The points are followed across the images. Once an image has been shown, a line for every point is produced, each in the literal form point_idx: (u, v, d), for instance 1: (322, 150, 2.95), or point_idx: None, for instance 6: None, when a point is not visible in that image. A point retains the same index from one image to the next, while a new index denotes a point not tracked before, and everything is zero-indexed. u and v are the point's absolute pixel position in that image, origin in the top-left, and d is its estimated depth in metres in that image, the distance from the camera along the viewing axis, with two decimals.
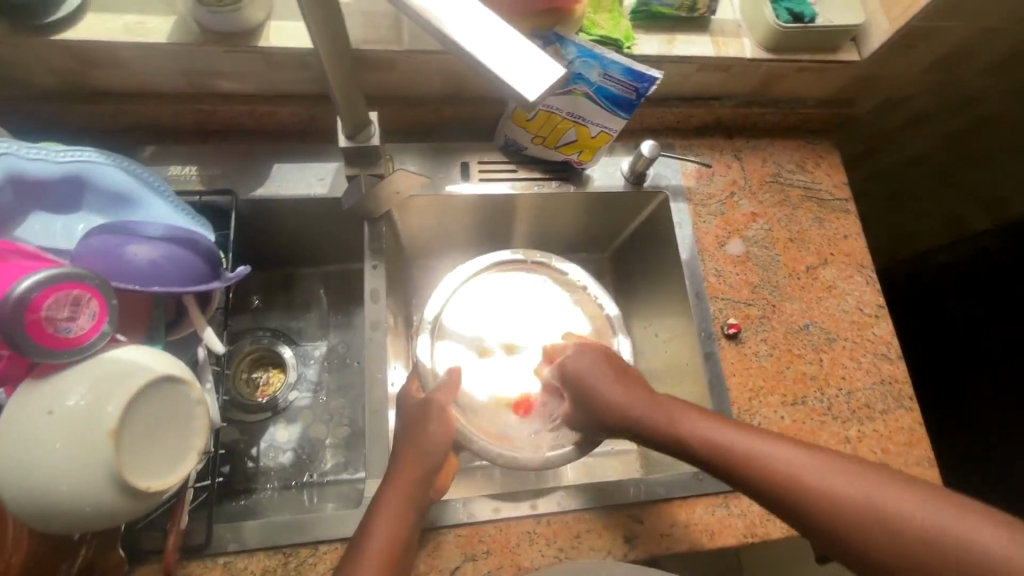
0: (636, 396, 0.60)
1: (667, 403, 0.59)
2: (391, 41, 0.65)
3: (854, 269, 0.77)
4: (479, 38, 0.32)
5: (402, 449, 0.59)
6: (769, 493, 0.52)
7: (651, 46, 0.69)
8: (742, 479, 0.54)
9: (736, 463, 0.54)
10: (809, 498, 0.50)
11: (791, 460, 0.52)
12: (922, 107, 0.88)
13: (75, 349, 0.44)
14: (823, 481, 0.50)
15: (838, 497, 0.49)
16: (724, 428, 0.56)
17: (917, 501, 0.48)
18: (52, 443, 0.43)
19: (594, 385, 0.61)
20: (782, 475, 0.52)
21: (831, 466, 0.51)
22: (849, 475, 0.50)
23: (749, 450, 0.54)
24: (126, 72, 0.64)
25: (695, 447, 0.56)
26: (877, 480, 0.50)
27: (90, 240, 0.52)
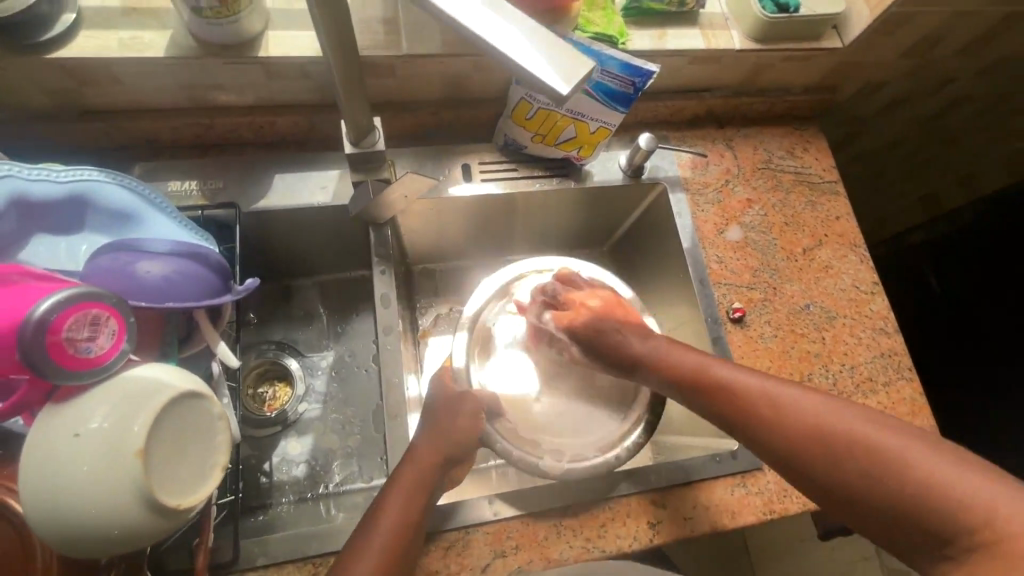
0: (637, 340, 0.67)
1: (665, 344, 0.66)
2: (391, 46, 0.65)
3: (848, 248, 0.80)
4: (498, 32, 0.36)
5: (429, 431, 0.61)
6: (731, 413, 0.59)
7: (644, 41, 0.70)
8: (709, 400, 0.60)
9: (717, 395, 0.60)
10: (781, 428, 0.55)
11: (768, 393, 0.57)
12: (900, 91, 0.92)
13: (97, 369, 0.44)
14: (795, 412, 0.55)
15: (808, 430, 0.53)
16: (711, 363, 0.62)
17: (881, 434, 0.51)
18: (81, 467, 0.42)
19: (603, 327, 0.69)
20: (757, 406, 0.57)
21: (805, 400, 0.56)
22: (820, 409, 0.54)
23: (731, 383, 0.59)
24: (122, 88, 0.64)
25: (684, 381, 0.63)
26: (842, 412, 0.53)
27: (99, 259, 0.51)
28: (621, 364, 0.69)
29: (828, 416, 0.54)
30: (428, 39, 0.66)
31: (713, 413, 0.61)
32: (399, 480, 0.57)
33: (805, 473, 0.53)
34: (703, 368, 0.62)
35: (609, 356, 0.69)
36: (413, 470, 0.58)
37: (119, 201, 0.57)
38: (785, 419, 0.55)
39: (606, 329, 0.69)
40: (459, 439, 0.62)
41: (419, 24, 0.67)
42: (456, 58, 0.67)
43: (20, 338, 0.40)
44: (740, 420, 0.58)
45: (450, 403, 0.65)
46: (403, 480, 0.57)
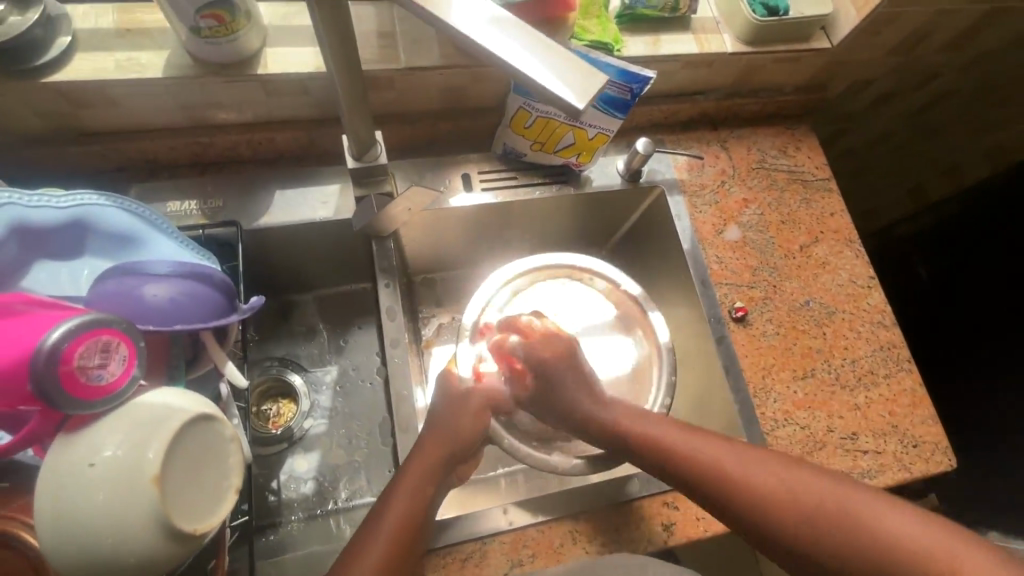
0: (590, 404, 0.66)
1: (620, 409, 0.65)
2: (390, 60, 0.66)
3: (844, 244, 0.81)
4: (508, 47, 0.37)
5: (434, 428, 0.62)
6: (691, 482, 0.57)
7: (638, 47, 0.72)
8: (667, 470, 0.59)
9: (677, 463, 0.58)
10: (744, 494, 0.54)
11: (727, 460, 0.56)
12: (887, 88, 0.94)
13: (109, 397, 0.43)
14: (757, 479, 0.54)
15: (773, 493, 0.53)
16: (667, 429, 0.61)
17: (842, 494, 0.51)
18: (97, 495, 0.41)
19: (560, 385, 0.67)
20: (717, 473, 0.56)
21: (766, 465, 0.55)
22: (780, 473, 0.54)
23: (689, 451, 0.58)
24: (120, 111, 0.63)
25: (642, 447, 0.61)
26: (800, 474, 0.54)
27: (104, 284, 0.51)
28: (576, 425, 0.67)
29: (791, 477, 0.54)
30: (426, 51, 0.67)
31: (672, 479, 0.59)
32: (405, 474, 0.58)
33: (771, 537, 0.53)
34: (662, 433, 0.60)
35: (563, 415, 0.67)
36: (421, 469, 0.58)
37: (120, 224, 0.56)
38: (747, 486, 0.54)
39: (566, 381, 0.67)
40: (465, 435, 0.62)
41: (415, 36, 0.67)
42: (454, 69, 0.68)
43: (33, 369, 0.40)
44: (700, 488, 0.56)
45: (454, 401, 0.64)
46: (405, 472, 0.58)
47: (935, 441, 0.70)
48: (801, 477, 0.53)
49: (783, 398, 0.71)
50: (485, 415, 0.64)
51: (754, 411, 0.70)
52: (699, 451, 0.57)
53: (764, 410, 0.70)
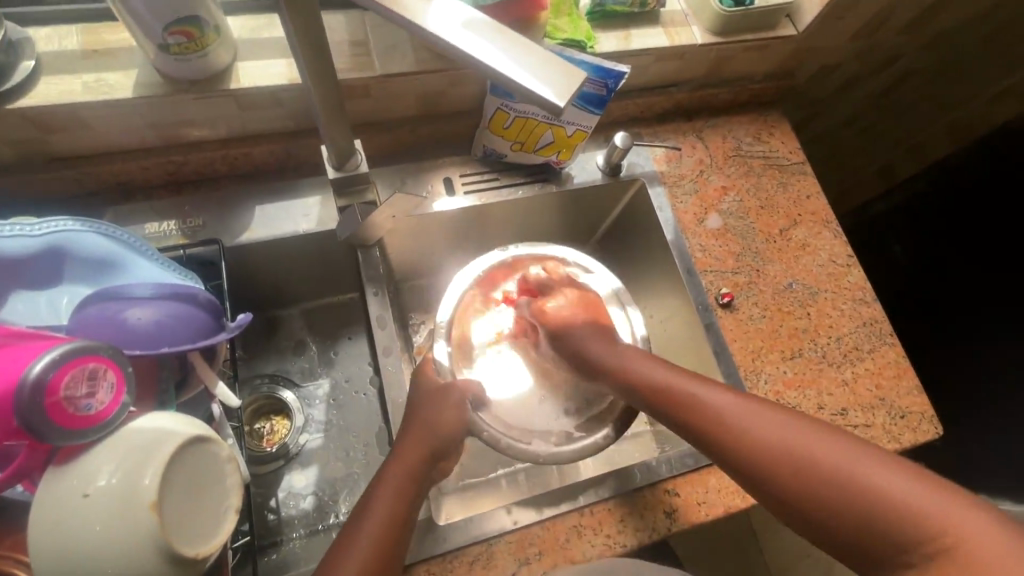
0: (606, 348, 0.67)
1: (631, 352, 0.67)
2: (365, 68, 0.65)
3: (822, 225, 0.83)
4: (484, 49, 0.37)
5: (425, 428, 0.61)
6: (699, 430, 0.58)
7: (610, 43, 0.72)
8: (676, 416, 0.60)
9: (687, 408, 0.59)
10: (748, 443, 0.55)
11: (734, 410, 0.57)
12: (852, 71, 0.96)
13: (101, 426, 0.42)
14: (761, 429, 0.55)
15: (778, 449, 0.53)
16: (679, 377, 0.62)
17: (845, 453, 0.51)
18: (92, 527, 0.40)
19: (579, 339, 0.69)
20: (724, 422, 0.57)
21: (773, 417, 0.56)
22: (786, 427, 0.54)
23: (699, 398, 0.59)
24: (92, 134, 0.62)
25: (654, 394, 0.62)
26: (809, 433, 0.53)
27: (86, 310, 0.50)
28: (590, 372, 0.68)
29: (798, 435, 0.53)
30: (400, 58, 0.67)
31: (680, 426, 0.60)
32: (388, 488, 0.56)
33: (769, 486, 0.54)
34: (675, 382, 0.61)
35: (575, 365, 0.70)
36: (419, 475, 0.58)
37: (98, 249, 0.55)
38: (751, 436, 0.55)
39: (579, 329, 0.69)
40: (453, 433, 0.62)
41: (388, 43, 0.67)
42: (429, 74, 0.68)
43: (18, 402, 0.39)
44: (706, 435, 0.58)
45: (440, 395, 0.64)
46: (395, 476, 0.58)
47: (921, 411, 0.72)
48: (805, 434, 0.53)
49: (773, 378, 0.73)
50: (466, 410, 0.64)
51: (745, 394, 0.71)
52: (710, 399, 0.59)
53: (756, 392, 0.72)
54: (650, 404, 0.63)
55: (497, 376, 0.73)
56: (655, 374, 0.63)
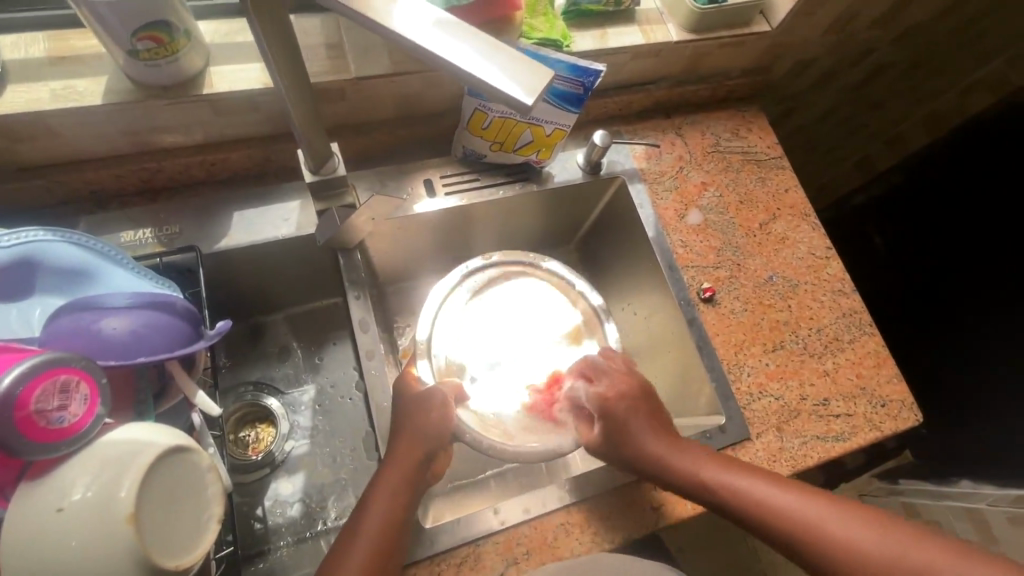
0: (662, 444, 0.63)
1: (687, 450, 0.62)
2: (340, 71, 0.65)
3: (800, 218, 0.84)
4: (453, 51, 0.37)
5: (410, 432, 0.61)
6: (785, 540, 0.56)
7: (587, 42, 0.73)
8: (757, 526, 0.57)
9: (770, 518, 0.56)
10: (838, 550, 0.53)
11: (817, 517, 0.55)
12: (827, 65, 0.98)
13: (75, 438, 0.42)
14: (850, 533, 0.54)
15: (875, 560, 0.52)
16: (752, 480, 0.59)
17: (934, 554, 0.51)
18: (68, 542, 0.40)
19: (634, 435, 0.63)
20: (809, 527, 0.55)
21: (855, 518, 0.55)
22: (872, 527, 0.54)
23: (780, 504, 0.57)
24: (61, 142, 0.61)
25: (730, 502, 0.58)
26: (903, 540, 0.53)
27: (58, 321, 0.49)
28: (645, 473, 0.62)
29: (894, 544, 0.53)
30: (376, 60, 0.66)
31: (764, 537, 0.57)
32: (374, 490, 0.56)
33: None
34: (750, 488, 0.58)
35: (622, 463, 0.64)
36: (404, 479, 0.58)
37: (72, 260, 0.54)
38: (838, 541, 0.54)
39: (637, 423, 0.64)
40: (437, 432, 0.61)
41: (364, 45, 0.66)
42: (405, 75, 0.67)
43: None
44: (792, 543, 0.55)
45: (421, 395, 0.63)
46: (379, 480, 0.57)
47: (901, 399, 0.73)
48: (890, 537, 0.53)
49: (755, 371, 0.73)
50: (449, 410, 0.63)
51: (728, 387, 0.72)
52: (792, 505, 0.56)
53: (738, 385, 0.72)
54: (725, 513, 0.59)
55: (499, 382, 0.72)
56: (727, 477, 0.59)
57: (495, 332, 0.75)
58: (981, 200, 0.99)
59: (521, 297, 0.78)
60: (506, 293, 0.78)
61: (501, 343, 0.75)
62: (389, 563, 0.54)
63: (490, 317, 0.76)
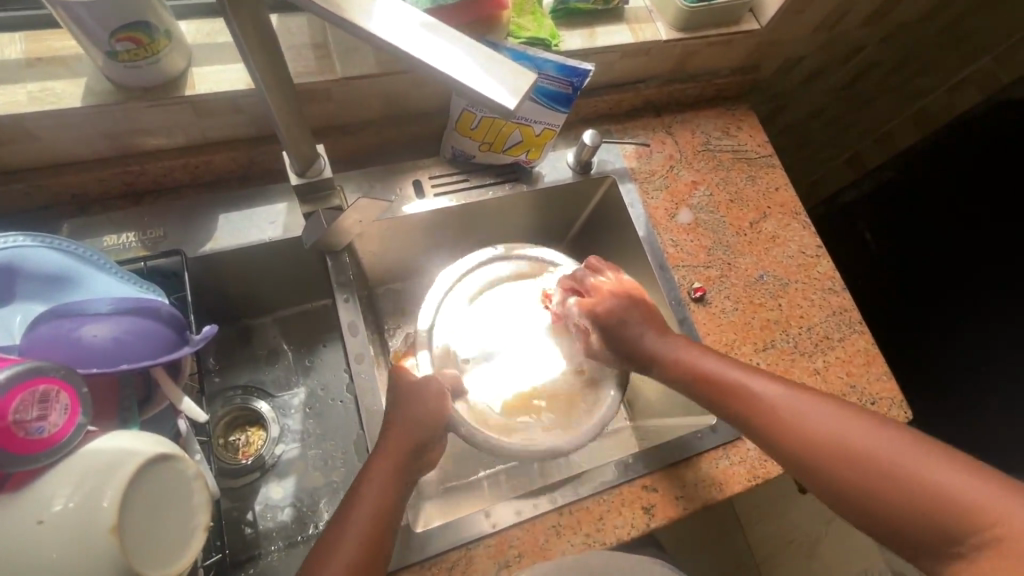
0: (657, 338, 0.68)
1: (681, 342, 0.67)
2: (326, 71, 0.64)
3: (791, 217, 0.84)
4: (428, 50, 0.37)
5: (395, 424, 0.61)
6: (748, 419, 0.61)
7: (576, 41, 0.72)
8: (726, 406, 0.62)
9: (738, 398, 0.61)
10: (809, 436, 0.57)
11: (783, 401, 0.59)
12: (817, 63, 0.98)
13: (55, 449, 0.41)
14: (825, 422, 0.57)
15: (830, 442, 0.56)
16: (728, 366, 0.64)
17: (901, 447, 0.53)
18: (50, 555, 0.39)
19: (625, 327, 0.69)
20: (778, 412, 0.59)
21: (832, 410, 0.57)
22: (847, 418, 0.57)
23: (761, 391, 0.61)
24: (41, 145, 0.60)
25: (705, 384, 0.63)
26: (859, 425, 0.56)
27: (38, 329, 0.48)
28: (646, 364, 0.68)
29: (850, 428, 0.56)
30: (361, 60, 0.66)
31: (732, 417, 0.62)
32: (362, 495, 0.56)
33: (822, 475, 0.56)
34: (725, 372, 0.63)
35: (627, 357, 0.70)
36: (396, 482, 0.58)
37: (52, 265, 0.53)
38: (807, 429, 0.57)
39: (629, 321, 0.69)
40: (436, 419, 0.62)
41: (349, 45, 0.66)
42: (391, 75, 0.67)
43: None
44: (767, 429, 0.59)
45: (414, 387, 0.64)
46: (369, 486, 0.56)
47: (891, 396, 0.74)
48: (861, 427, 0.55)
49: None
50: (445, 398, 0.64)
51: None
52: (760, 388, 0.61)
53: None
54: (699, 394, 0.64)
55: (500, 371, 0.73)
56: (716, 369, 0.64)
57: (495, 320, 0.77)
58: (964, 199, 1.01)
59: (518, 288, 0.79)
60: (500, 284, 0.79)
61: (504, 324, 0.76)
62: (381, 563, 0.54)
63: (487, 315, 0.77)
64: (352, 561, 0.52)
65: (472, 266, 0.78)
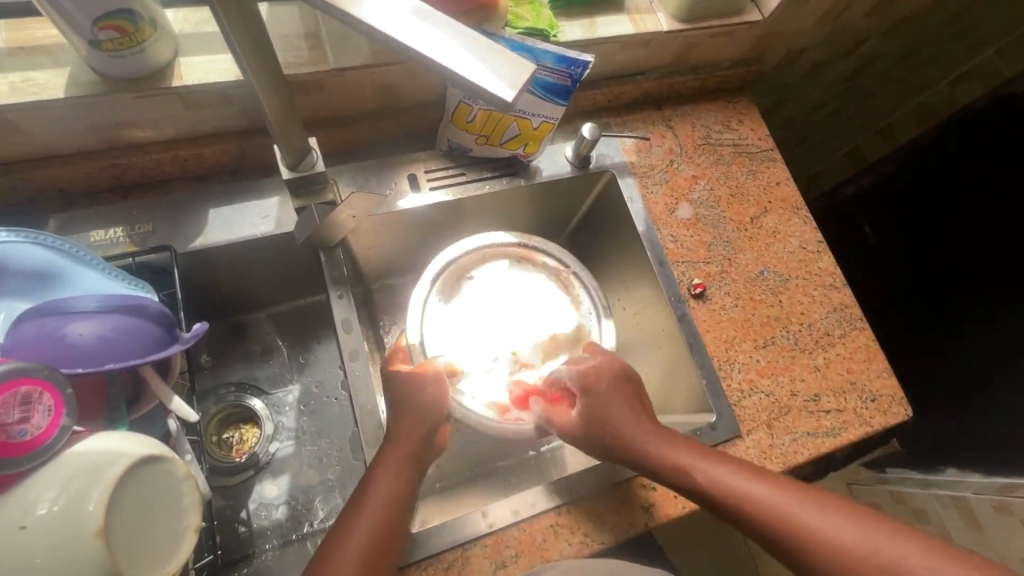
0: (643, 430, 0.62)
1: (670, 436, 0.61)
2: (319, 61, 0.63)
3: (792, 212, 0.83)
4: (422, 38, 0.35)
5: (402, 413, 0.61)
6: (757, 529, 0.55)
7: (575, 31, 0.71)
8: (731, 514, 0.56)
9: (745, 507, 0.56)
10: (816, 549, 0.52)
11: (795, 509, 0.54)
12: (819, 55, 0.96)
13: (37, 452, 0.40)
14: (830, 532, 0.52)
15: (851, 555, 0.51)
16: (728, 469, 0.58)
17: (925, 559, 0.50)
18: (34, 560, 0.38)
19: (610, 413, 0.63)
20: (791, 522, 0.54)
21: (839, 517, 0.53)
22: (855, 525, 0.52)
23: (760, 497, 0.55)
24: (24, 138, 0.59)
25: (706, 490, 0.57)
26: (881, 536, 0.51)
27: (22, 326, 0.46)
28: (629, 459, 0.61)
29: (870, 539, 0.51)
30: (355, 51, 0.64)
31: (739, 525, 0.56)
32: (364, 497, 0.55)
33: None
34: (727, 476, 0.57)
35: (603, 447, 0.63)
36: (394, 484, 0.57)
37: (37, 261, 0.52)
38: (824, 542, 0.52)
39: (611, 402, 0.64)
40: (437, 407, 0.62)
41: (342, 34, 0.64)
42: (386, 66, 0.65)
43: None
44: (770, 538, 0.54)
45: (416, 376, 0.64)
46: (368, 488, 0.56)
47: (891, 393, 0.73)
48: (883, 537, 0.51)
49: (746, 367, 0.73)
50: (444, 382, 0.65)
51: (719, 383, 0.71)
52: (768, 496, 0.55)
53: (729, 381, 0.71)
54: (700, 499, 0.58)
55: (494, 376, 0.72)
56: (709, 471, 0.58)
57: (484, 318, 0.75)
58: (966, 194, 1.00)
59: (507, 287, 0.77)
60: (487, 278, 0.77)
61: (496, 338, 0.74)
62: (387, 561, 0.53)
63: (478, 310, 0.75)
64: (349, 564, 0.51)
65: (458, 257, 0.76)
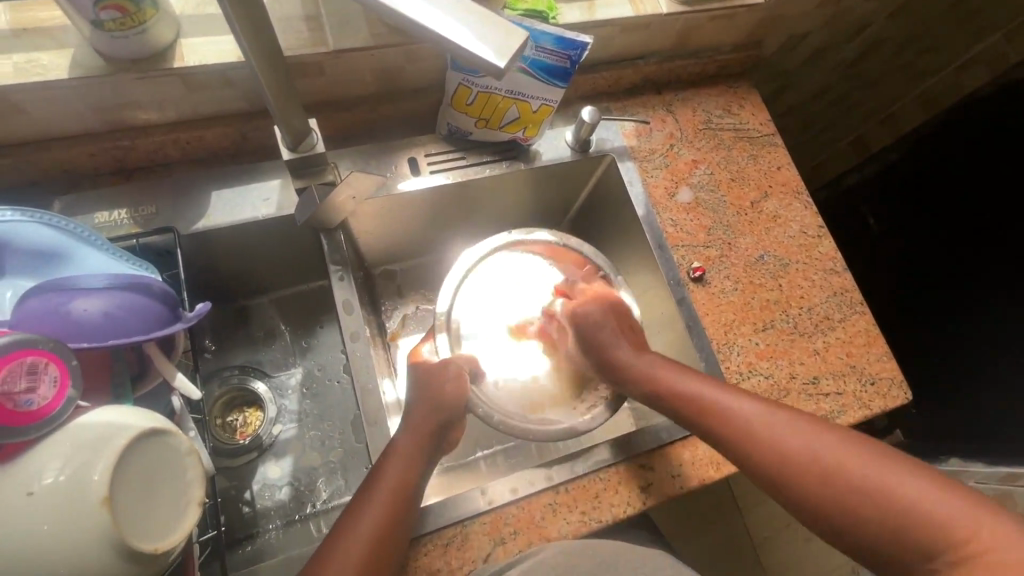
0: (631, 353, 0.68)
1: (655, 359, 0.67)
2: (318, 43, 0.63)
3: (792, 197, 0.83)
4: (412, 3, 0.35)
5: (419, 403, 0.63)
6: (721, 438, 0.60)
7: (574, 13, 0.71)
8: (699, 425, 0.61)
9: (711, 417, 0.60)
10: (771, 456, 0.57)
11: (758, 421, 0.58)
12: (821, 40, 0.96)
13: (42, 422, 0.41)
14: (787, 440, 0.56)
15: (803, 459, 0.55)
16: (702, 385, 0.63)
17: (872, 464, 0.53)
18: (40, 527, 0.39)
19: (601, 338, 0.69)
20: (753, 430, 0.58)
21: (797, 428, 0.57)
22: (813, 437, 0.56)
23: (737, 412, 0.59)
24: (28, 119, 0.59)
25: (677, 403, 0.63)
26: (834, 443, 0.55)
27: (26, 301, 0.47)
28: (614, 375, 0.68)
29: (824, 446, 0.55)
30: (354, 33, 0.64)
31: (706, 437, 0.61)
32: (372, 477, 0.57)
33: (796, 495, 0.55)
34: (699, 391, 0.62)
35: (601, 369, 0.70)
36: (396, 465, 0.58)
37: (43, 240, 0.53)
38: (781, 449, 0.56)
39: (604, 329, 0.70)
40: (456, 402, 0.63)
41: (341, 17, 0.64)
42: (385, 49, 0.65)
43: None
44: (732, 446, 0.59)
45: (441, 365, 0.65)
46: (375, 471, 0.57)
47: (891, 376, 0.73)
48: (836, 446, 0.55)
49: (745, 350, 0.73)
50: (465, 378, 0.65)
51: (718, 365, 0.71)
52: (734, 407, 0.60)
53: (728, 364, 0.72)
54: (673, 412, 0.63)
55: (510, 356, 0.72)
56: (679, 386, 0.63)
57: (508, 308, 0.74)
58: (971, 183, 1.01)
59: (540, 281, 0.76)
60: (523, 275, 0.76)
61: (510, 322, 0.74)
62: (393, 541, 0.53)
63: (507, 301, 0.74)
64: (355, 542, 0.52)
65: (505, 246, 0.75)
